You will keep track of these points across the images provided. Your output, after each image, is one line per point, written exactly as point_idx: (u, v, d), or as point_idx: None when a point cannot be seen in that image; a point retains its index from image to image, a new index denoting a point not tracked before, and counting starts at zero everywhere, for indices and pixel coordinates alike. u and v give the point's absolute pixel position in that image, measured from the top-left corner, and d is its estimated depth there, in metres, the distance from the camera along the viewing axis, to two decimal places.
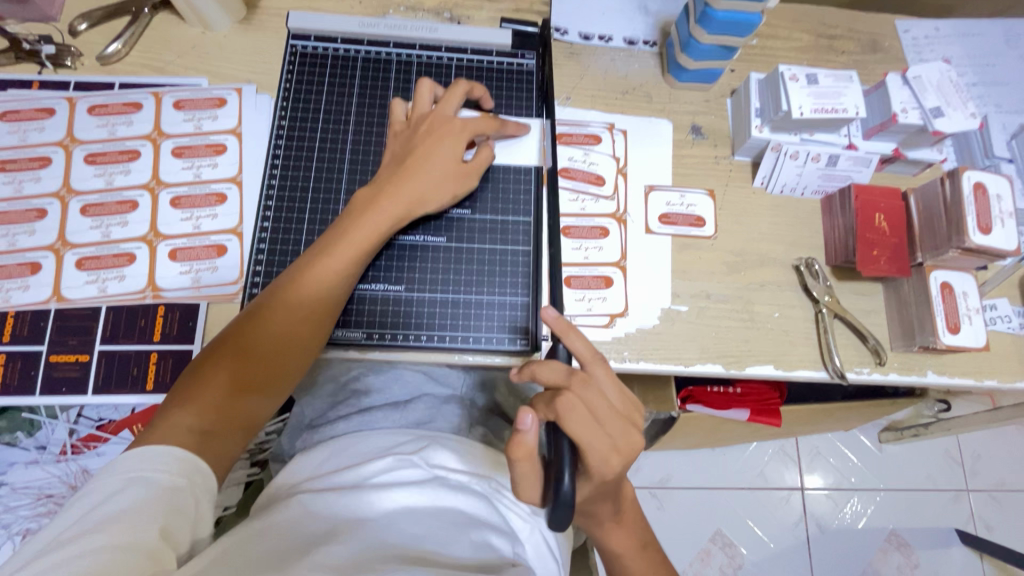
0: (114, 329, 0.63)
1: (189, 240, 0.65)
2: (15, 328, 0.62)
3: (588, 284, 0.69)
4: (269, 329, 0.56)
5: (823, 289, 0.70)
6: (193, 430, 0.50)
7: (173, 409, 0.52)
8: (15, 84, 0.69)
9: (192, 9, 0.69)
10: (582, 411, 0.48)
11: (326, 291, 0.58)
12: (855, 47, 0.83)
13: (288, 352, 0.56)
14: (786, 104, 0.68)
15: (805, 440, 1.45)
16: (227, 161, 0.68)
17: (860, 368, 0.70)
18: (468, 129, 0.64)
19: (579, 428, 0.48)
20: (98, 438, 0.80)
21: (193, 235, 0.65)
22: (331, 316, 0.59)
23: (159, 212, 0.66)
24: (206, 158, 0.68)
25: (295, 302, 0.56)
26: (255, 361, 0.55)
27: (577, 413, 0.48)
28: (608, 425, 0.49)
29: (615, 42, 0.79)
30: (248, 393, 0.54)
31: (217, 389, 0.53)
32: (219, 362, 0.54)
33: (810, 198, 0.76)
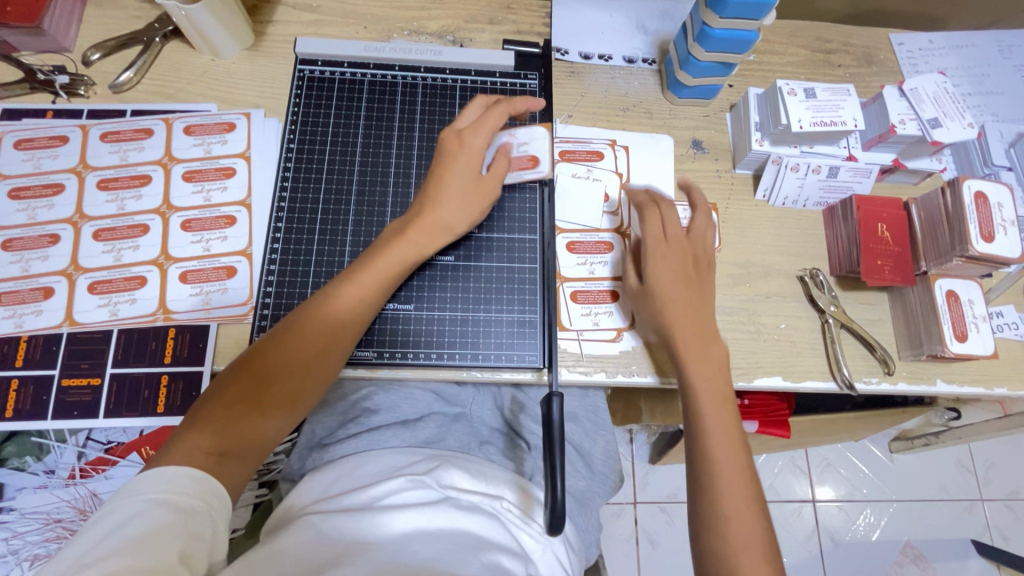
0: (126, 351, 0.63)
1: (200, 263, 0.66)
2: (29, 353, 0.62)
3: (596, 299, 0.70)
4: (288, 353, 0.56)
5: (829, 299, 0.71)
6: (210, 452, 0.51)
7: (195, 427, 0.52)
8: (30, 113, 0.70)
9: (202, 37, 0.71)
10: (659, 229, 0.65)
11: (348, 319, 0.58)
12: (850, 60, 0.84)
13: (309, 379, 0.57)
14: (785, 118, 0.69)
15: (815, 451, 1.43)
16: (237, 185, 0.69)
17: (869, 379, 0.70)
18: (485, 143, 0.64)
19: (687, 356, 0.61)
20: (107, 461, 0.80)
21: (203, 257, 0.66)
22: (350, 343, 0.59)
23: (170, 235, 0.67)
24: (216, 182, 0.69)
25: (318, 328, 0.57)
26: (275, 386, 0.55)
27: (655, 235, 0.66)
28: (705, 366, 0.61)
29: (614, 60, 0.80)
30: (265, 416, 0.55)
31: (238, 412, 0.53)
32: (239, 382, 0.55)
33: (812, 209, 0.76)
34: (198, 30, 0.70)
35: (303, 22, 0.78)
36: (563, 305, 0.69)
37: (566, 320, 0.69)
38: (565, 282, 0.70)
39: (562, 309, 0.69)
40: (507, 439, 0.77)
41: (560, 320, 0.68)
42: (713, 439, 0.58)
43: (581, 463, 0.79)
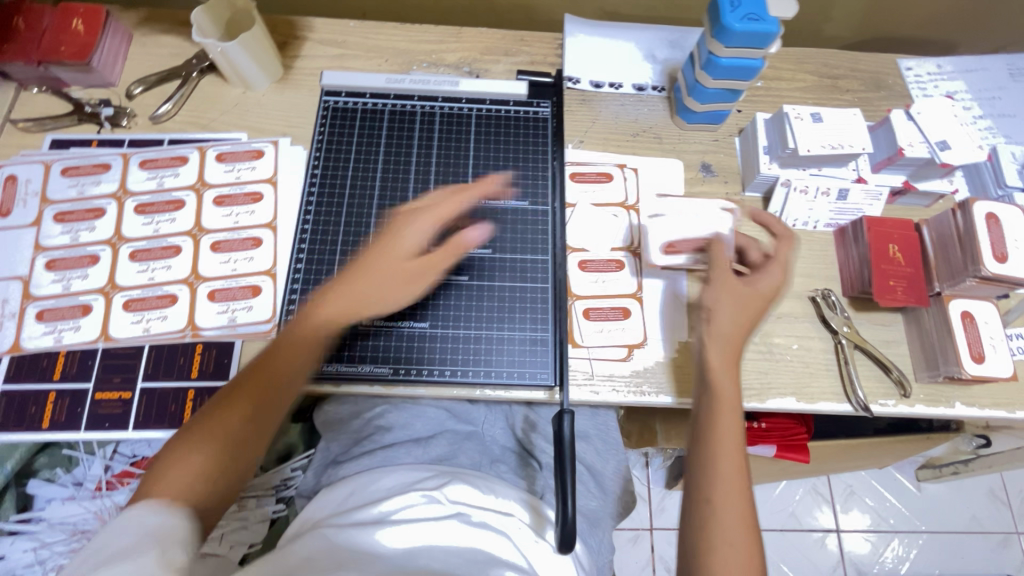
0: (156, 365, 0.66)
1: (227, 282, 0.69)
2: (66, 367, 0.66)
3: (607, 315, 0.70)
4: (271, 386, 0.56)
5: (841, 319, 0.71)
6: (204, 481, 0.50)
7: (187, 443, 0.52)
8: (75, 143, 0.76)
9: (235, 71, 0.76)
10: (783, 258, 0.65)
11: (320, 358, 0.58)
12: (859, 85, 0.86)
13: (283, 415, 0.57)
14: (792, 141, 0.70)
15: (838, 479, 1.40)
16: (263, 209, 0.73)
17: (885, 401, 0.69)
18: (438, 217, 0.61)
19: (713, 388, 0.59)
20: (132, 473, 0.84)
21: (230, 277, 0.70)
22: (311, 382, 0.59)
23: (199, 256, 0.70)
24: (244, 206, 0.73)
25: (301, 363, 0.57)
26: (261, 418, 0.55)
27: (782, 256, 0.65)
28: (728, 413, 0.57)
29: (624, 88, 0.83)
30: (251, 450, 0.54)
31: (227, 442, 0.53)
32: (231, 399, 0.54)
33: (823, 231, 0.77)
34: (232, 65, 0.75)
35: (329, 57, 0.83)
36: (576, 323, 0.70)
37: (578, 338, 0.70)
38: (576, 300, 0.71)
39: (574, 326, 0.70)
40: (521, 459, 0.78)
41: (571, 337, 0.69)
42: (728, 466, 0.54)
43: (596, 485, 0.79)
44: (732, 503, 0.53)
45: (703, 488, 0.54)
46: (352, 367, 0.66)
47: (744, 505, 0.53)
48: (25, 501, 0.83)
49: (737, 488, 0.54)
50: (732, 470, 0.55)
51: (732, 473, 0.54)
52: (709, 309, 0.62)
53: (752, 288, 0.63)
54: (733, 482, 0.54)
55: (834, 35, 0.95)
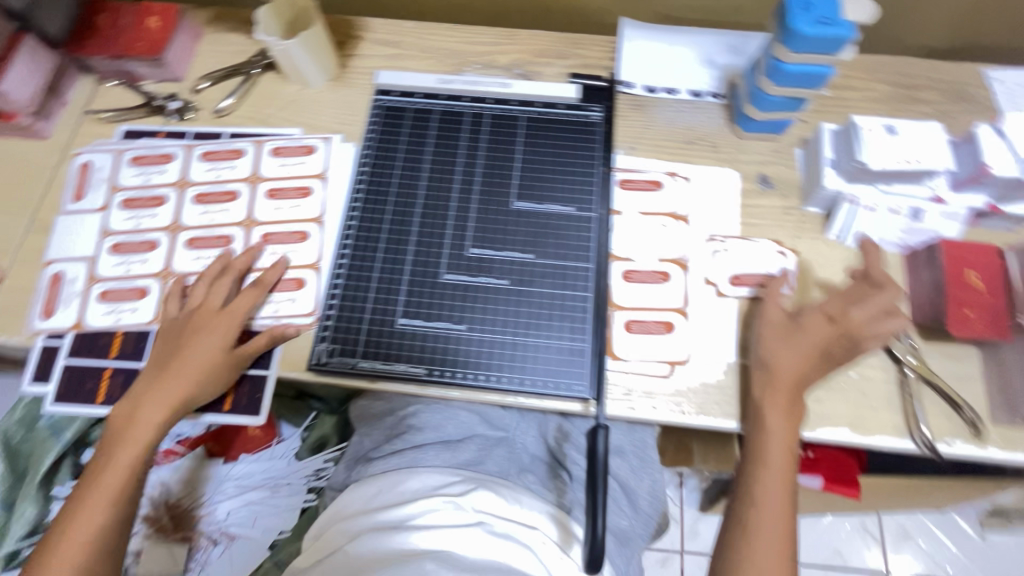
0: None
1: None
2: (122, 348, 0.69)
3: (649, 329, 0.68)
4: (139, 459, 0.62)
5: (907, 348, 0.66)
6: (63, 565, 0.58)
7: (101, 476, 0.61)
8: (144, 133, 0.80)
9: (294, 69, 0.78)
10: (857, 294, 0.64)
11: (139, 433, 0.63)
12: (938, 97, 0.80)
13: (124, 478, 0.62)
14: (864, 155, 0.66)
15: (890, 518, 1.30)
16: (311, 203, 0.74)
17: (953, 440, 0.63)
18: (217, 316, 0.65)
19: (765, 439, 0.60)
20: (176, 453, 0.88)
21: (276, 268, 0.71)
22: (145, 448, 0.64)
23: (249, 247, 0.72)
24: (293, 200, 0.74)
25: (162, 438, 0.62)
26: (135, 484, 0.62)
27: (854, 292, 0.64)
28: (778, 448, 0.60)
29: (680, 94, 0.80)
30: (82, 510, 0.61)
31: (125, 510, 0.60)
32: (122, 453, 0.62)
33: (892, 250, 0.70)
34: (291, 62, 0.77)
35: (383, 56, 0.84)
36: (615, 336, 0.67)
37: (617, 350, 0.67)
38: (618, 310, 0.68)
39: (614, 339, 0.67)
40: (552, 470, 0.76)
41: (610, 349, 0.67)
42: (766, 500, 0.59)
43: (628, 504, 0.76)
44: (768, 539, 0.57)
45: (742, 529, 0.58)
46: (387, 365, 0.66)
47: (785, 546, 0.57)
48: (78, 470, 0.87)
49: (779, 531, 0.58)
50: (777, 507, 0.59)
51: (773, 506, 0.59)
52: (763, 360, 0.63)
53: (800, 329, 0.63)
54: (772, 525, 0.58)
55: (912, 42, 0.89)
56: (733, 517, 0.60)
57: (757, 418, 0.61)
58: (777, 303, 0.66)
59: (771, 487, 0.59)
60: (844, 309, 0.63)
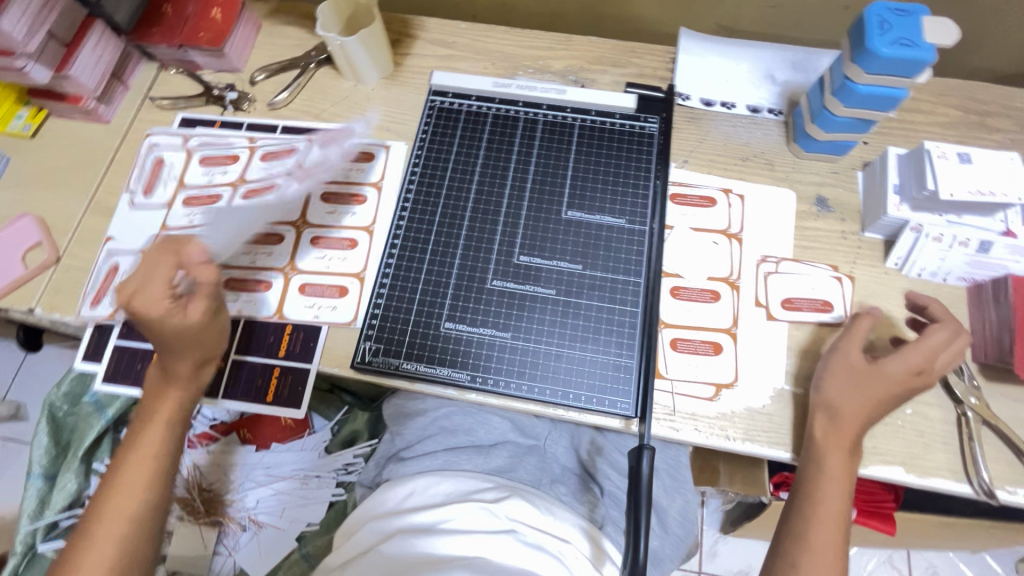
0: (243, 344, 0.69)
1: (320, 277, 0.71)
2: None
3: (696, 349, 0.66)
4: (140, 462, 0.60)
5: (968, 388, 0.63)
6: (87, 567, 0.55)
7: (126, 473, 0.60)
8: (202, 122, 0.81)
9: (350, 65, 0.79)
10: (932, 342, 0.60)
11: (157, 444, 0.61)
12: (1012, 125, 0.76)
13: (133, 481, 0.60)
14: (932, 183, 0.63)
15: (920, 556, 1.25)
16: (364, 211, 0.74)
17: (1015, 488, 0.60)
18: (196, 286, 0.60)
19: (823, 478, 0.59)
20: (211, 437, 0.91)
21: (323, 272, 0.71)
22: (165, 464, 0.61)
23: (299, 248, 0.73)
24: (348, 206, 0.75)
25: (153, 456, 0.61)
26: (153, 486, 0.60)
27: (933, 339, 0.60)
28: (837, 492, 0.59)
29: (737, 109, 0.78)
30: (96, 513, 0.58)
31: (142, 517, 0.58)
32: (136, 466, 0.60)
33: (954, 285, 0.68)
34: (348, 59, 0.77)
35: (438, 56, 0.84)
36: (662, 354, 0.66)
37: (664, 369, 0.65)
38: (664, 329, 0.67)
39: (661, 357, 0.66)
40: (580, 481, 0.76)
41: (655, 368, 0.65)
42: (817, 544, 0.58)
43: (659, 525, 0.75)
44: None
45: (791, 570, 0.57)
46: (429, 368, 0.65)
47: None
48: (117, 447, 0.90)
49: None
50: (829, 549, 0.57)
51: (825, 550, 0.57)
52: (827, 401, 0.60)
53: (880, 376, 0.59)
54: (824, 567, 0.57)
55: (985, 66, 0.85)
56: (781, 554, 0.59)
57: (816, 458, 0.59)
58: (857, 345, 0.62)
59: (822, 530, 0.58)
60: (930, 359, 0.59)
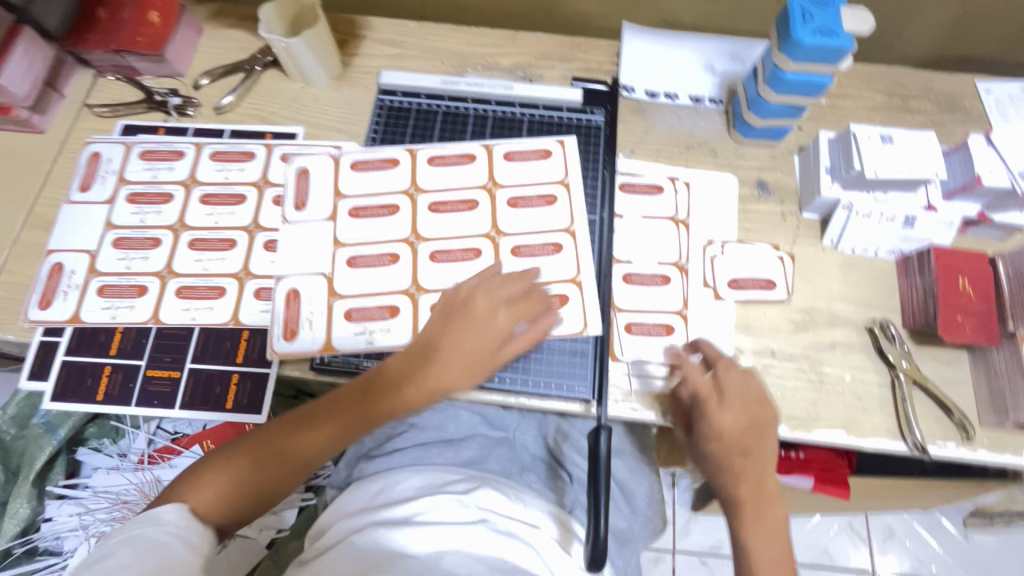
0: (295, 334, 0.67)
1: (368, 248, 0.70)
2: (343, 337, 0.66)
3: (649, 331, 0.69)
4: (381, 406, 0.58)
5: (900, 353, 0.67)
6: (244, 491, 0.54)
7: (221, 462, 0.54)
8: (145, 129, 0.79)
9: (296, 66, 0.78)
10: (722, 389, 0.58)
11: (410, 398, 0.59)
12: (931, 107, 0.81)
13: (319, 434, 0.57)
14: (858, 162, 0.67)
15: (877, 518, 1.32)
16: (399, 174, 0.74)
17: (944, 443, 0.65)
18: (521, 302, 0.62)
19: (751, 558, 0.53)
20: (172, 450, 0.87)
21: (370, 243, 0.71)
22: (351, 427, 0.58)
23: (339, 221, 0.72)
24: (381, 171, 0.74)
25: (368, 404, 0.58)
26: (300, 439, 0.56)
27: (720, 388, 0.58)
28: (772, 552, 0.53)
29: (680, 99, 0.81)
30: (300, 434, 0.57)
31: (269, 454, 0.55)
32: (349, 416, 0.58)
33: (884, 258, 0.73)
34: (294, 60, 0.77)
35: (386, 56, 0.84)
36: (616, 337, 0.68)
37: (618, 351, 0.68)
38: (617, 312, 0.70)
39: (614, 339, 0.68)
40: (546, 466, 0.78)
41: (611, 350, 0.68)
42: None
43: (626, 503, 0.77)
44: None
45: None
46: None
47: None
48: (74, 467, 0.88)
49: None
50: None
51: None
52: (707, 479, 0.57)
53: (717, 440, 0.57)
54: None
55: (907, 53, 0.91)
56: None
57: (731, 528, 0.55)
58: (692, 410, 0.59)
59: None
60: (743, 409, 0.57)
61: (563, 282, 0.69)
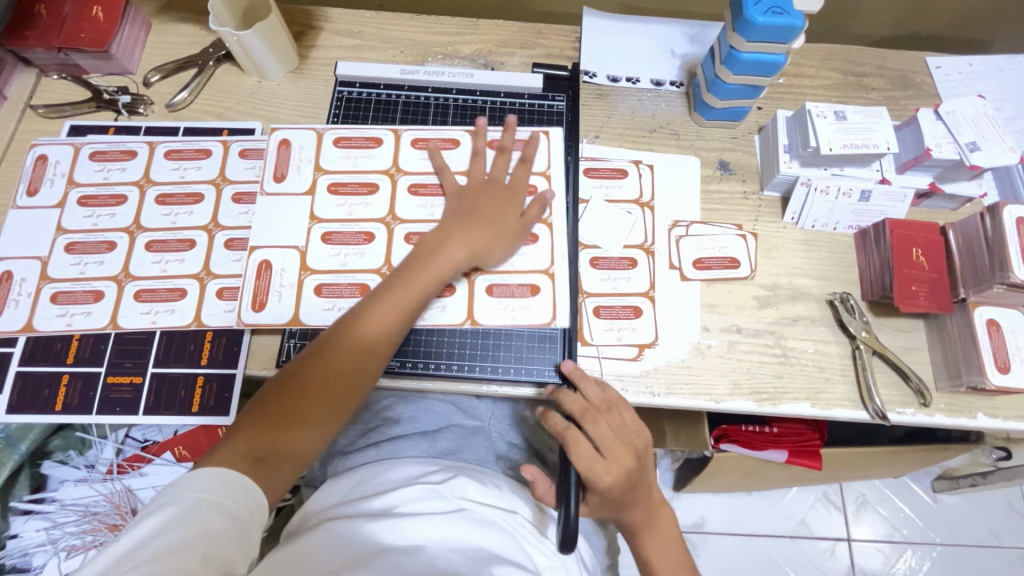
0: (263, 306, 0.66)
1: (344, 227, 0.70)
2: (312, 311, 0.66)
3: (617, 314, 0.69)
4: (361, 339, 0.59)
5: (860, 324, 0.69)
6: (245, 459, 0.51)
7: (241, 431, 0.53)
8: (94, 130, 0.76)
9: (250, 60, 0.76)
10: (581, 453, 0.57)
11: (378, 338, 0.60)
12: (884, 83, 0.83)
13: (332, 398, 0.57)
14: (814, 140, 0.68)
15: (850, 487, 1.36)
16: (381, 154, 0.73)
17: (903, 409, 0.67)
18: (507, 203, 0.68)
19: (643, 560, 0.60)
20: (142, 458, 0.85)
21: (345, 221, 0.70)
22: (377, 367, 0.60)
23: (317, 196, 0.71)
24: (364, 149, 0.74)
25: (349, 351, 0.58)
26: (310, 399, 0.56)
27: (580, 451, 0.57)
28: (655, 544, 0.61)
29: (642, 83, 0.81)
30: (301, 430, 0.55)
31: (274, 426, 0.54)
32: (349, 363, 0.58)
33: (843, 233, 0.75)
34: (248, 54, 0.75)
35: (344, 47, 0.82)
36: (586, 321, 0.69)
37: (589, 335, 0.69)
38: (587, 298, 0.70)
39: (586, 325, 0.69)
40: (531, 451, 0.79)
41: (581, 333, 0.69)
42: None
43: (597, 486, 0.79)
44: None
45: None
46: None
47: None
48: (39, 481, 0.85)
49: None
50: None
51: None
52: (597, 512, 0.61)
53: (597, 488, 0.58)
54: None
55: (861, 32, 0.92)
56: None
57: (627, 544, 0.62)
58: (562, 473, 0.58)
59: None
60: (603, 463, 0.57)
61: (535, 273, 0.68)
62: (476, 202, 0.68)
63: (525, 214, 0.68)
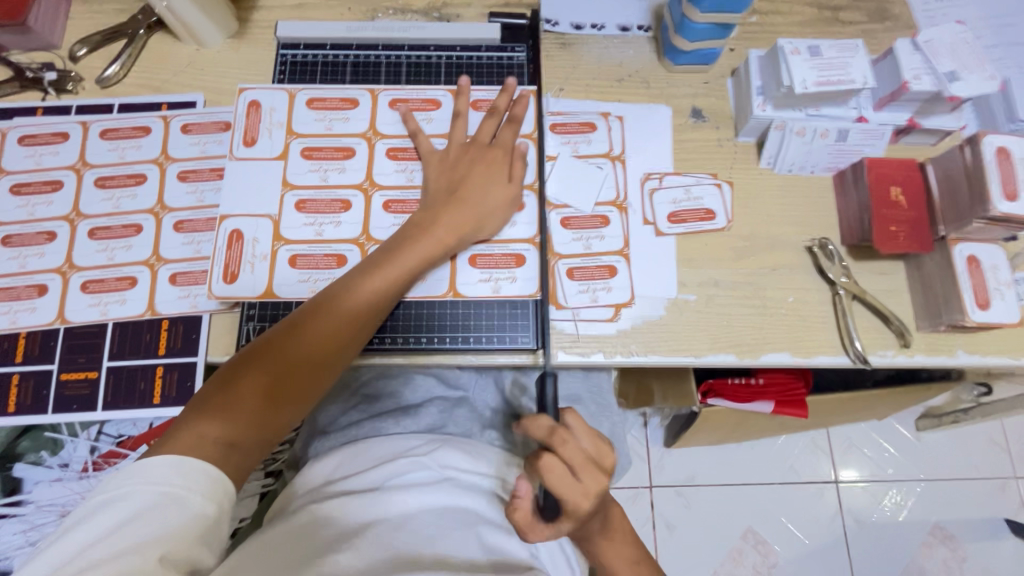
0: (235, 278, 0.63)
1: (316, 193, 0.66)
2: (287, 282, 0.63)
3: (592, 274, 0.67)
4: (342, 317, 0.56)
5: (839, 269, 0.67)
6: (218, 441, 0.49)
7: (210, 409, 0.50)
8: (19, 112, 0.71)
9: (184, 27, 0.70)
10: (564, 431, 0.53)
11: (361, 316, 0.57)
12: (861, 16, 0.79)
13: (311, 379, 0.55)
14: (787, 79, 0.65)
15: (837, 431, 1.38)
16: (358, 116, 0.69)
17: (884, 352, 0.66)
18: (498, 167, 0.65)
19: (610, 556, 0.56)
20: (118, 454, 0.81)
21: (321, 187, 0.66)
22: (355, 345, 0.58)
23: (290, 161, 0.67)
24: (339, 111, 0.69)
25: (331, 328, 0.56)
26: (290, 379, 0.54)
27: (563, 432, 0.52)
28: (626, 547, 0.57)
29: (607, 29, 0.77)
30: (279, 411, 0.53)
31: (250, 406, 0.51)
32: (329, 342, 0.56)
33: (821, 175, 0.72)
34: (180, 19, 0.69)
35: (287, 6, 0.76)
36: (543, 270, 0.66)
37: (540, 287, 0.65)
38: (538, 249, 0.66)
39: (539, 274, 0.66)
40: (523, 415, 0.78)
41: (535, 284, 0.66)
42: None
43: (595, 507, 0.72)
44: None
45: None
46: None
47: None
48: (13, 484, 0.81)
49: None
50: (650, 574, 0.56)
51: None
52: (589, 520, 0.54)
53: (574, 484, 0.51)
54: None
55: None
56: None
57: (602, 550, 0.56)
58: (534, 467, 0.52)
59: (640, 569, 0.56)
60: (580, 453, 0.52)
61: (521, 241, 0.66)
62: (466, 168, 0.65)
63: (511, 182, 0.65)
